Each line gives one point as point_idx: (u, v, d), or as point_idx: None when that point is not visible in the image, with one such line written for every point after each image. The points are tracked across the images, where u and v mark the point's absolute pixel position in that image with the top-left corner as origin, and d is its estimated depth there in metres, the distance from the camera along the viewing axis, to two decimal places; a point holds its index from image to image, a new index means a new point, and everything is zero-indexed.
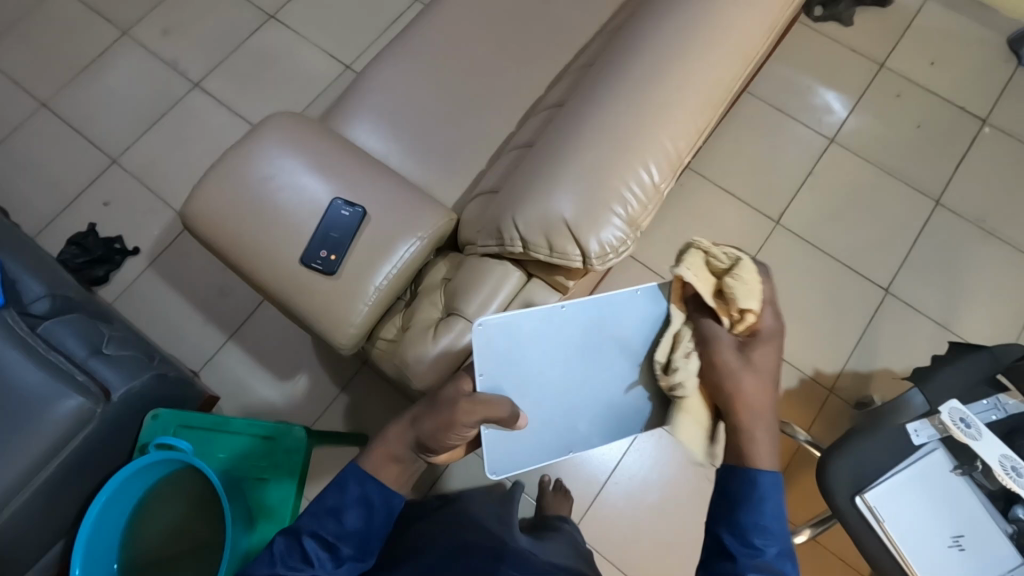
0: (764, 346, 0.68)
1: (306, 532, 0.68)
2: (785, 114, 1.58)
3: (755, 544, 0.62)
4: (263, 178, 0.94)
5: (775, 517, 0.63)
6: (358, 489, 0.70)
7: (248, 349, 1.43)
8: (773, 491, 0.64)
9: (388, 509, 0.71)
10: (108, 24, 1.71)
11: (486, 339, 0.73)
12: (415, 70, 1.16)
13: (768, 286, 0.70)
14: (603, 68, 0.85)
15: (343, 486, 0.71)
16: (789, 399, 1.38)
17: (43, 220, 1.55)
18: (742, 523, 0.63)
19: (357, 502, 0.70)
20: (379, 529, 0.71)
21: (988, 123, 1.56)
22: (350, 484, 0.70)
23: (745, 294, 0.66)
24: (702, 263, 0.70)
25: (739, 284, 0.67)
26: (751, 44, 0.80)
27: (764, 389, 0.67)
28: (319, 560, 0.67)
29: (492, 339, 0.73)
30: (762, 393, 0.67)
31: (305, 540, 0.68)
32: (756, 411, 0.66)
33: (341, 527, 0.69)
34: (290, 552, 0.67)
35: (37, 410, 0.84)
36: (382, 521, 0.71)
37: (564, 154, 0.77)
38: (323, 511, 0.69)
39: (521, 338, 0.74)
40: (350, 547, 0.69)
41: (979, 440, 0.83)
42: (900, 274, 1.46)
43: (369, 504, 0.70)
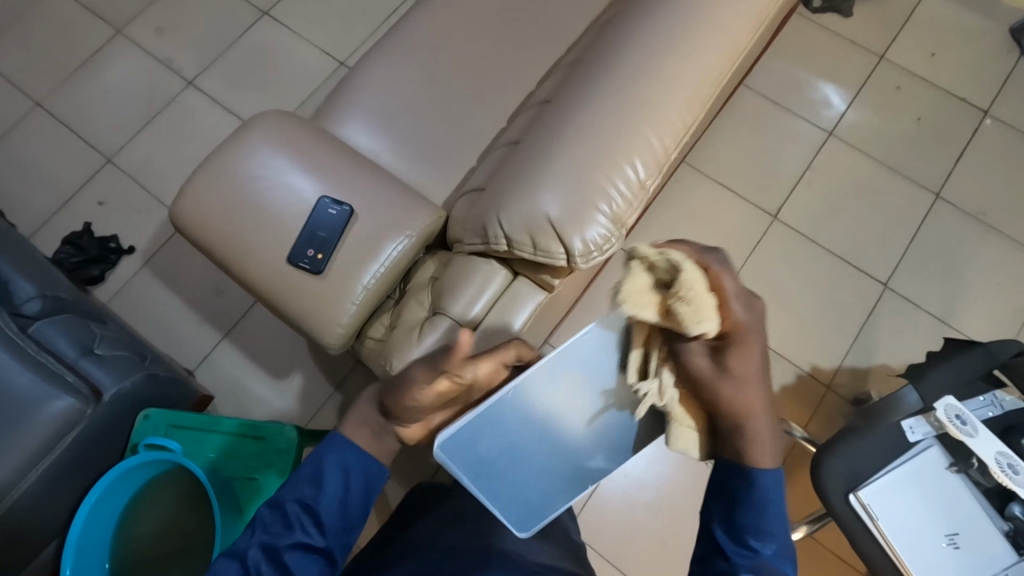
0: (745, 352, 0.58)
1: (287, 499, 0.63)
2: (782, 108, 1.57)
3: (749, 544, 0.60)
4: (250, 177, 0.93)
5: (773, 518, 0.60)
6: (337, 457, 0.65)
7: (243, 348, 1.43)
8: (773, 491, 0.60)
9: (369, 477, 0.66)
10: (102, 23, 1.71)
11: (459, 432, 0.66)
12: (406, 66, 1.15)
13: (726, 280, 0.57)
14: (590, 64, 0.84)
15: (323, 455, 0.66)
16: (786, 396, 1.37)
17: (39, 219, 1.55)
18: (736, 523, 0.60)
19: (337, 471, 0.65)
20: (364, 498, 0.65)
21: (989, 115, 1.54)
22: (330, 454, 0.65)
23: (696, 322, 0.54)
24: (643, 285, 0.57)
25: (687, 308, 0.55)
26: (740, 38, 0.79)
27: (757, 394, 0.60)
28: (301, 527, 0.62)
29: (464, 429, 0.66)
30: (752, 402, 0.59)
31: (288, 509, 0.63)
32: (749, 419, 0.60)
33: (322, 495, 0.64)
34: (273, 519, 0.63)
35: (26, 411, 0.84)
36: (366, 490, 0.66)
37: (549, 151, 0.76)
38: (303, 479, 0.65)
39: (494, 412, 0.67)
40: (332, 518, 0.63)
41: (975, 437, 0.82)
42: (899, 269, 1.44)
43: (349, 472, 0.65)
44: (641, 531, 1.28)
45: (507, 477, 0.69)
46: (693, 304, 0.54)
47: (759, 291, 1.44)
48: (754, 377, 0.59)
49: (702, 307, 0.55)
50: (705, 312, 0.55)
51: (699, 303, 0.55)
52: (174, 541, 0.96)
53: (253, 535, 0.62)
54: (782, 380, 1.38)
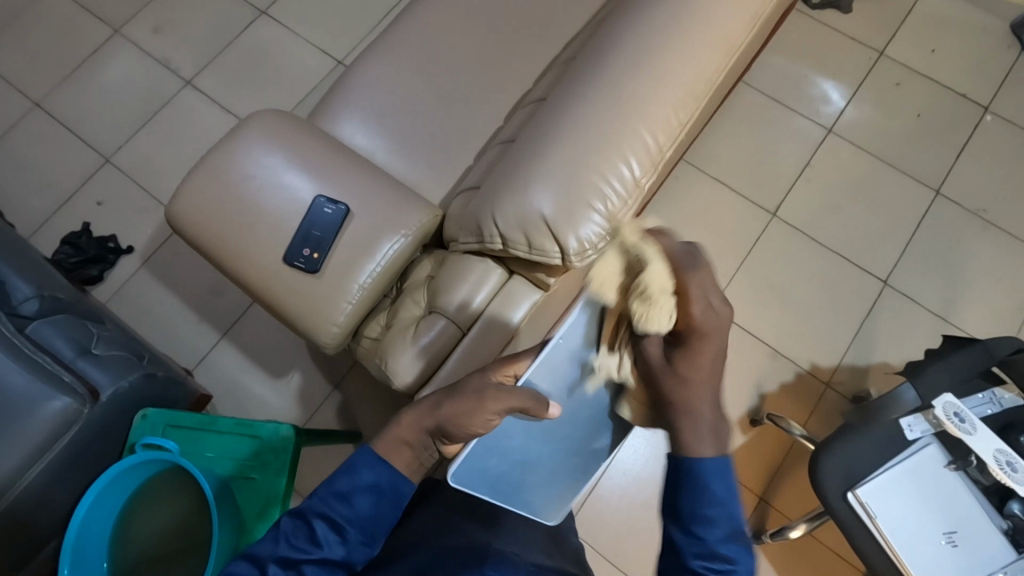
0: (701, 347, 0.56)
1: (313, 513, 0.62)
2: (781, 104, 1.56)
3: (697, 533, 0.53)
4: (245, 177, 0.93)
5: (722, 503, 0.54)
6: (369, 474, 0.64)
7: (241, 347, 1.43)
8: (717, 475, 0.55)
9: (399, 496, 0.65)
10: (99, 23, 1.70)
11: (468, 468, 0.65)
12: (402, 65, 1.15)
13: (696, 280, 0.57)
14: (585, 62, 0.83)
15: (355, 470, 0.64)
16: (785, 393, 1.37)
17: (37, 219, 1.55)
18: (683, 513, 0.54)
19: (368, 488, 0.64)
20: (390, 515, 0.65)
21: (990, 111, 1.53)
22: (362, 470, 0.64)
23: (644, 321, 0.56)
24: (611, 270, 0.60)
25: (642, 306, 0.57)
26: (735, 34, 0.78)
27: (705, 387, 0.56)
28: (329, 544, 0.61)
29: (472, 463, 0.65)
30: (699, 391, 0.56)
31: (314, 522, 0.62)
32: (692, 407, 0.56)
33: (350, 511, 0.63)
34: (297, 532, 0.61)
35: (22, 411, 0.84)
36: (392, 508, 0.65)
37: (542, 149, 0.76)
38: (332, 494, 0.63)
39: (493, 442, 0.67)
40: (357, 533, 0.63)
41: (973, 435, 0.82)
42: (899, 266, 1.44)
43: (380, 490, 0.64)
44: (641, 529, 1.28)
45: (524, 482, 0.70)
46: (645, 304, 0.56)
47: (758, 289, 1.44)
48: (703, 371, 0.56)
49: (654, 309, 0.56)
50: (657, 315, 0.56)
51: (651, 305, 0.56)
52: (173, 541, 0.95)
53: (277, 545, 0.61)
54: (781, 378, 1.38)
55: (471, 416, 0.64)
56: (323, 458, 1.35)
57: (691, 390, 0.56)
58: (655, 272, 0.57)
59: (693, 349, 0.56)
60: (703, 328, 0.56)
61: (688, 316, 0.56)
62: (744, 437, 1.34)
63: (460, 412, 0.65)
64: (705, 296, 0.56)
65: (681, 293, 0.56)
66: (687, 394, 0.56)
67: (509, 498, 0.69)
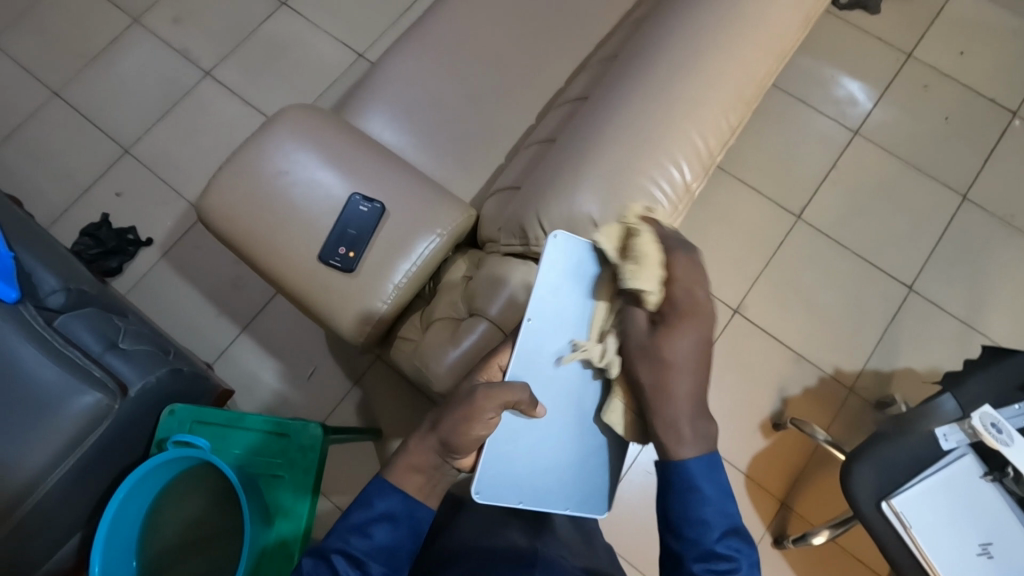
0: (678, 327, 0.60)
1: (332, 550, 0.61)
2: (806, 105, 1.54)
3: (692, 535, 0.56)
4: (278, 173, 0.92)
5: (710, 505, 0.57)
6: (383, 503, 0.64)
7: (261, 343, 1.42)
8: (700, 477, 0.58)
9: (416, 521, 0.65)
10: (118, 12, 1.69)
11: (495, 482, 0.69)
12: (432, 60, 1.13)
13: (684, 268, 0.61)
14: (628, 61, 0.83)
15: (369, 502, 0.64)
16: (808, 399, 1.35)
17: (56, 210, 1.54)
18: (674, 519, 0.57)
19: (383, 517, 0.64)
20: (409, 544, 0.64)
21: (1018, 116, 1.51)
22: (375, 500, 0.64)
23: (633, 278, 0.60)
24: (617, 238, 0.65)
25: (633, 266, 0.61)
26: (783, 41, 0.79)
27: (683, 369, 0.59)
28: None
29: (497, 479, 0.69)
30: (674, 382, 0.59)
31: (333, 558, 0.61)
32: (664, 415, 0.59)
33: (369, 543, 0.62)
34: (317, 571, 0.60)
35: (54, 406, 0.83)
36: (411, 536, 0.64)
37: (590, 151, 0.75)
38: (349, 528, 0.63)
39: (513, 454, 0.70)
40: (379, 566, 0.62)
41: (1011, 446, 0.80)
42: (925, 271, 1.42)
43: (396, 518, 0.64)
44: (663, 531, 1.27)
45: (553, 482, 0.72)
46: (636, 263, 0.61)
47: (782, 292, 1.42)
48: (680, 356, 0.59)
49: (643, 271, 0.60)
50: (643, 275, 0.60)
51: (647, 261, 0.61)
52: (200, 536, 0.96)
53: None
54: (804, 382, 1.36)
55: (471, 420, 0.63)
56: (343, 454, 1.34)
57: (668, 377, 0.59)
58: (645, 244, 0.62)
59: (678, 322, 0.60)
60: (686, 305, 0.60)
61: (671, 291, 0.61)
62: (766, 441, 1.33)
63: (478, 420, 0.64)
64: (690, 280, 0.61)
65: (670, 268, 0.61)
66: (663, 381, 0.59)
67: (542, 500, 0.71)
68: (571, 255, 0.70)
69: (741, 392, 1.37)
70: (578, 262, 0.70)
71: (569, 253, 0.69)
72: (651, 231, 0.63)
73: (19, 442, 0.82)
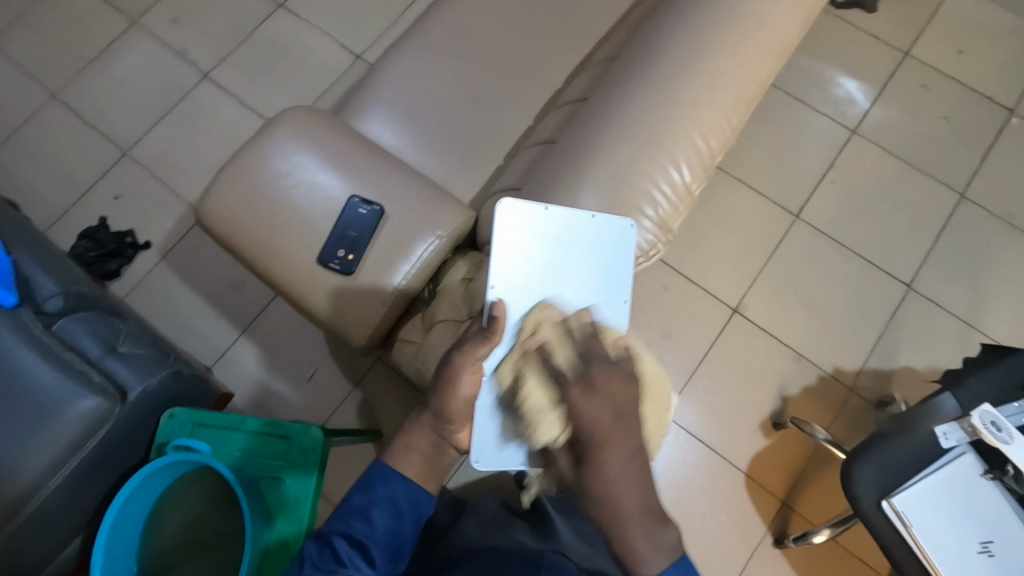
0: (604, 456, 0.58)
1: (335, 533, 0.63)
2: (804, 104, 1.55)
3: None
4: (278, 176, 0.92)
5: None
6: (384, 489, 0.66)
7: (261, 345, 1.42)
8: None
9: (417, 508, 0.67)
10: (116, 14, 1.69)
11: (493, 447, 0.72)
12: (431, 61, 1.13)
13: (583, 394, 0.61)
14: (629, 61, 0.83)
15: (371, 489, 0.66)
16: (808, 398, 1.36)
17: (55, 212, 1.53)
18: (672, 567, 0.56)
19: (385, 502, 0.66)
20: (410, 529, 0.66)
21: (1016, 114, 1.51)
22: (377, 486, 0.66)
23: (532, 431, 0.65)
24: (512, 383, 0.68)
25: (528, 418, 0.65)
26: (784, 39, 0.79)
27: (628, 490, 0.57)
28: (352, 561, 0.61)
29: (493, 443, 0.72)
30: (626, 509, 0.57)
31: (336, 541, 0.62)
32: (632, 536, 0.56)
33: (371, 528, 0.64)
34: (321, 555, 0.61)
35: (54, 412, 0.83)
36: (411, 523, 0.67)
37: (591, 152, 0.76)
38: (351, 512, 0.64)
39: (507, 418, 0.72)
40: (381, 550, 0.64)
41: (1010, 444, 0.81)
42: (924, 270, 1.42)
43: (396, 504, 0.66)
44: None
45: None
46: (531, 415, 0.65)
47: (782, 291, 1.43)
48: (622, 475, 0.58)
49: (540, 426, 0.64)
50: (539, 422, 0.64)
51: (540, 414, 0.64)
52: (201, 540, 0.97)
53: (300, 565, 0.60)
54: (804, 382, 1.37)
55: None
56: (344, 456, 1.34)
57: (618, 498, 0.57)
58: (532, 388, 0.65)
59: (598, 452, 0.58)
60: (610, 430, 0.59)
61: (585, 422, 0.59)
62: (766, 440, 1.34)
63: None
64: (604, 402, 0.60)
65: (571, 403, 0.61)
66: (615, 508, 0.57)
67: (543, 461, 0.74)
68: (524, 217, 0.73)
69: (742, 392, 1.37)
70: (531, 221, 0.73)
71: (522, 215, 0.73)
72: (539, 373, 0.66)
73: (18, 447, 0.81)
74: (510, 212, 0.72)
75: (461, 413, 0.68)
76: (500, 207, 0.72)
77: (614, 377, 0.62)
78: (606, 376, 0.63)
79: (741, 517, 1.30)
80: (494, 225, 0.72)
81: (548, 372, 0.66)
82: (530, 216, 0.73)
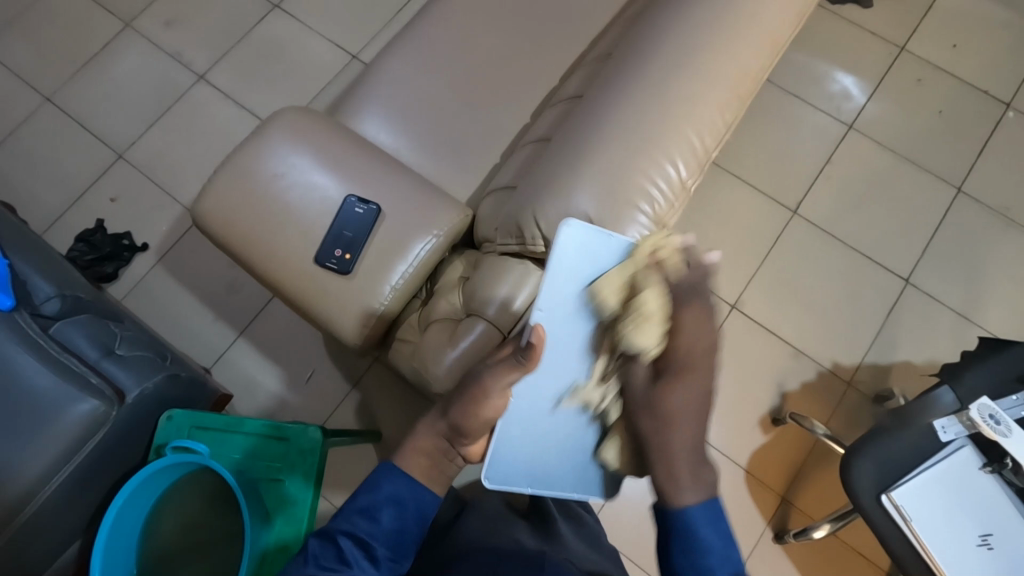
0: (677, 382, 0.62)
1: (339, 531, 0.62)
2: (800, 100, 1.55)
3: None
4: (273, 176, 0.92)
5: (712, 548, 0.58)
6: (389, 488, 0.65)
7: (259, 347, 1.42)
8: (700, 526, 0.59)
9: (423, 508, 0.66)
10: (110, 16, 1.68)
11: (505, 464, 0.70)
12: (426, 60, 1.13)
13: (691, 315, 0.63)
14: (623, 58, 0.83)
15: (376, 487, 0.65)
16: (807, 394, 1.36)
17: (51, 215, 1.53)
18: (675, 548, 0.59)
19: (389, 501, 0.64)
20: (415, 529, 0.65)
21: (1011, 108, 1.51)
22: (382, 484, 0.65)
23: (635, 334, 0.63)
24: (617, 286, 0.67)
25: (634, 323, 0.63)
26: (776, 36, 0.79)
27: (688, 419, 0.61)
28: (356, 561, 0.60)
29: (507, 461, 0.70)
30: (676, 438, 0.61)
31: (340, 540, 0.61)
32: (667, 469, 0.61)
33: (376, 527, 0.63)
34: (324, 552, 0.60)
35: (51, 414, 0.83)
36: (417, 523, 0.65)
37: (587, 149, 0.75)
38: (355, 510, 0.63)
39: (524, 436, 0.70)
40: (385, 550, 0.62)
41: (1009, 437, 0.81)
42: (921, 264, 1.43)
43: (402, 503, 0.64)
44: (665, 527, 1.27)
45: (563, 467, 0.73)
46: (638, 320, 0.63)
47: (780, 287, 1.43)
48: (683, 405, 0.61)
49: (643, 329, 0.63)
50: (644, 332, 0.63)
51: (646, 318, 0.63)
52: (199, 542, 0.96)
53: (303, 564, 0.59)
54: (803, 377, 1.37)
55: None
56: (344, 457, 1.34)
57: (673, 424, 0.61)
58: (650, 299, 0.64)
59: (679, 374, 0.62)
60: (687, 361, 0.62)
61: (677, 343, 0.63)
62: (765, 436, 1.34)
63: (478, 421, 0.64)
64: (690, 331, 0.63)
65: (678, 322, 0.63)
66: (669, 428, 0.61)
67: (551, 484, 0.72)
68: (584, 244, 0.68)
69: (741, 388, 1.37)
70: (589, 249, 0.68)
71: (582, 242, 0.68)
72: (657, 285, 0.65)
73: (15, 451, 0.81)
74: (572, 237, 0.67)
75: (463, 414, 0.67)
76: (563, 231, 0.67)
77: (709, 310, 0.64)
78: (706, 308, 0.64)
79: (742, 513, 1.30)
80: (553, 246, 0.67)
81: (663, 287, 0.65)
82: (588, 245, 0.68)
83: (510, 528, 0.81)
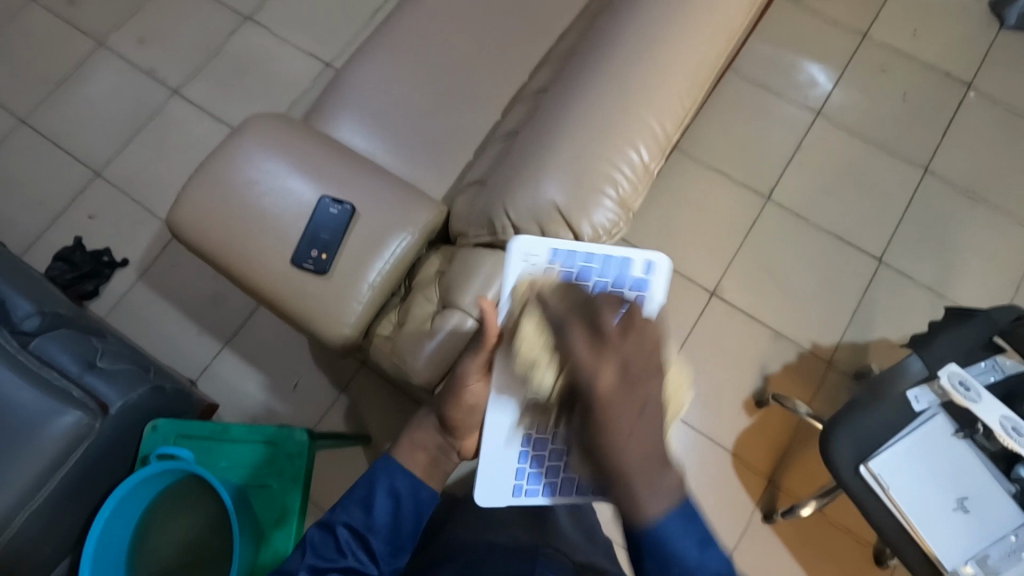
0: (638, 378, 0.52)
1: (338, 522, 0.68)
2: (769, 90, 1.58)
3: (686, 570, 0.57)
4: (248, 181, 0.92)
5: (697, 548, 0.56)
6: (390, 482, 0.71)
7: (245, 356, 1.42)
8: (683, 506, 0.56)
9: (418, 502, 0.72)
10: (82, 35, 1.68)
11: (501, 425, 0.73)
12: (398, 64, 1.15)
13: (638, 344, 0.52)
14: (585, 52, 0.85)
15: (377, 481, 0.71)
16: (789, 375, 1.38)
17: (29, 236, 1.52)
18: None
19: (388, 495, 0.70)
20: (410, 521, 0.71)
21: (972, 88, 1.56)
22: (381, 479, 0.71)
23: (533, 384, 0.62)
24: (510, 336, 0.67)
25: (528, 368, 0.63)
26: (733, 23, 0.81)
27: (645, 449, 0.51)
28: (352, 551, 0.66)
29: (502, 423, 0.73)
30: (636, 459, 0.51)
31: (339, 530, 0.67)
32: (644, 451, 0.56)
33: (373, 520, 0.69)
34: (325, 541, 0.67)
35: (34, 429, 0.83)
36: (413, 516, 0.71)
37: (552, 141, 0.78)
38: (355, 502, 0.70)
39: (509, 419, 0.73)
40: (382, 543, 0.68)
41: (979, 403, 0.83)
42: (893, 243, 1.46)
43: (402, 499, 0.71)
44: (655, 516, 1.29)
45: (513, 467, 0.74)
46: (530, 365, 0.63)
47: (757, 272, 1.45)
48: (654, 361, 0.52)
49: (535, 369, 0.62)
50: (538, 373, 0.62)
51: (536, 356, 0.62)
52: (194, 553, 0.96)
53: (305, 555, 0.65)
54: (784, 359, 1.39)
55: None
56: (335, 462, 1.34)
57: (649, 380, 0.51)
58: (529, 332, 0.63)
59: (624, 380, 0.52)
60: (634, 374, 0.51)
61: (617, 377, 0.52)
62: (750, 418, 1.36)
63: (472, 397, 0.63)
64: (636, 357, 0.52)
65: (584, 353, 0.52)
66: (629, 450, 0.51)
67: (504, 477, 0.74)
68: (599, 260, 0.74)
69: (725, 373, 1.39)
70: (582, 255, 0.74)
71: (608, 253, 0.74)
72: (535, 315, 0.63)
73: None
74: (647, 271, 0.74)
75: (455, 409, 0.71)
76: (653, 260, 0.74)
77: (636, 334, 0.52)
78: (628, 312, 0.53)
79: (731, 496, 1.31)
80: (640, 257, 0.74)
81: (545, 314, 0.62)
82: (583, 245, 0.74)
83: (499, 518, 0.83)
